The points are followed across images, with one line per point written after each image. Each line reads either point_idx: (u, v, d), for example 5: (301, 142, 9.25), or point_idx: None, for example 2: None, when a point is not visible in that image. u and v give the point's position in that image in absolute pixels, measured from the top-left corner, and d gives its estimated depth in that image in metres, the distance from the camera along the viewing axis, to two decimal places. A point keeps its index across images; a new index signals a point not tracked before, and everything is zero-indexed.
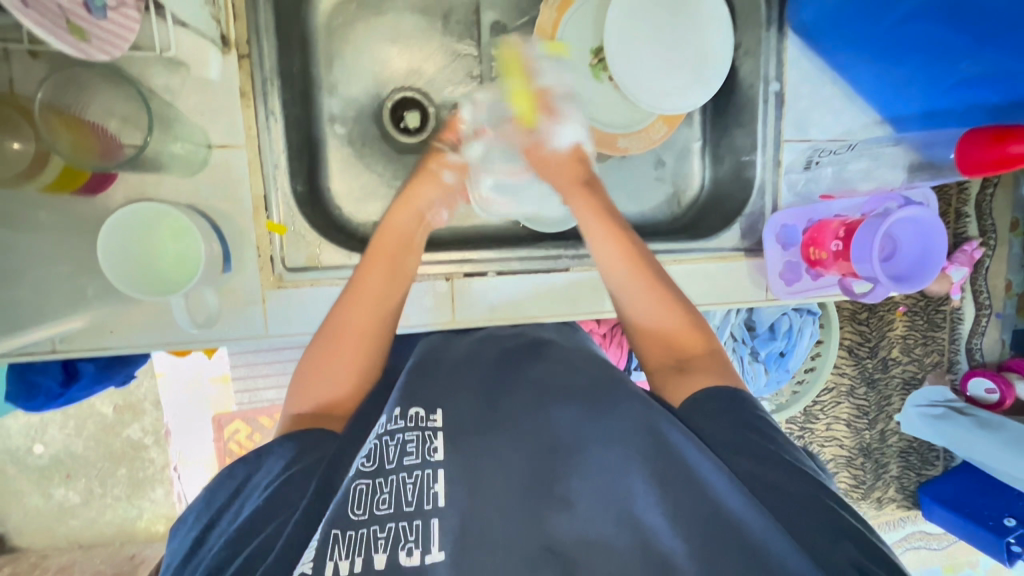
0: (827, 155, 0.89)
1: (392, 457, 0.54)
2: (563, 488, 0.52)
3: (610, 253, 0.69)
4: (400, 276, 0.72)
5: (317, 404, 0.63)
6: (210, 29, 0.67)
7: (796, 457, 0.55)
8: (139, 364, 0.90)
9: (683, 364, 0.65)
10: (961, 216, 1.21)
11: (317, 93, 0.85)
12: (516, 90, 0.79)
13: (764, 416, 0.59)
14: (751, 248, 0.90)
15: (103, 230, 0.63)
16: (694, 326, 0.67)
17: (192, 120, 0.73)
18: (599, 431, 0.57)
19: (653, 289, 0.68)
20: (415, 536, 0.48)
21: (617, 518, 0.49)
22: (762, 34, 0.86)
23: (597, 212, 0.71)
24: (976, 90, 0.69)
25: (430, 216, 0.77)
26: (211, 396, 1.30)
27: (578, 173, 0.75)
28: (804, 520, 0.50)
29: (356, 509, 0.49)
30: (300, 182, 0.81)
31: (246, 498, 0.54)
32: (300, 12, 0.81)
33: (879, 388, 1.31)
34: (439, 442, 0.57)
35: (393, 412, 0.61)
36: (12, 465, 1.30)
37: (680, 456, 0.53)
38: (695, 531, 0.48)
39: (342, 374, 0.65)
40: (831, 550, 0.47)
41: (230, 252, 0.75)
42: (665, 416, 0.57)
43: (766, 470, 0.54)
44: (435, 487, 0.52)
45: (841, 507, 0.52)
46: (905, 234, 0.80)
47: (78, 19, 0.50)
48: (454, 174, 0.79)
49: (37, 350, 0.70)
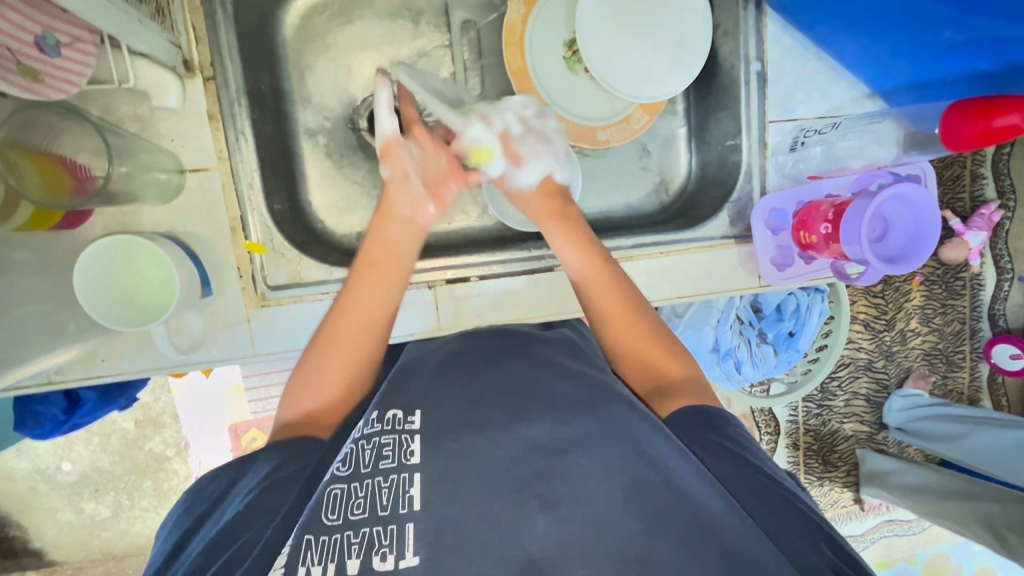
0: (812, 135, 0.86)
1: (367, 461, 0.55)
2: (543, 488, 0.51)
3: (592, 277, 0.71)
4: (386, 291, 0.70)
5: (306, 412, 0.64)
6: (169, 57, 0.68)
7: (753, 452, 0.58)
8: (140, 386, 0.92)
9: (662, 388, 0.66)
10: (977, 178, 1.16)
11: (290, 107, 0.85)
12: (512, 18, 0.85)
13: (740, 431, 0.60)
14: (741, 235, 0.88)
15: (92, 245, 0.65)
16: (674, 356, 0.68)
17: (163, 147, 0.73)
18: (582, 435, 0.56)
19: (625, 322, 0.70)
20: (388, 540, 0.48)
21: (593, 521, 0.48)
22: (740, 13, 0.84)
23: (575, 244, 0.73)
24: (964, 59, 0.64)
25: (414, 215, 0.73)
26: (226, 407, 1.31)
27: (556, 207, 0.76)
28: (777, 515, 0.52)
29: (330, 515, 0.50)
30: (277, 200, 0.81)
31: (229, 502, 0.54)
32: (267, 28, 0.81)
33: (898, 360, 1.27)
34: (416, 445, 0.56)
35: (371, 417, 0.61)
36: (42, 482, 1.34)
37: (656, 461, 0.53)
38: (673, 534, 0.48)
39: (328, 384, 0.66)
40: (813, 554, 0.48)
41: (209, 276, 0.75)
42: (646, 426, 0.57)
43: (742, 471, 0.56)
44: (411, 490, 0.51)
45: (805, 506, 0.54)
46: (895, 213, 0.78)
47: (30, 60, 0.54)
48: (392, 164, 0.74)
49: (33, 382, 0.73)
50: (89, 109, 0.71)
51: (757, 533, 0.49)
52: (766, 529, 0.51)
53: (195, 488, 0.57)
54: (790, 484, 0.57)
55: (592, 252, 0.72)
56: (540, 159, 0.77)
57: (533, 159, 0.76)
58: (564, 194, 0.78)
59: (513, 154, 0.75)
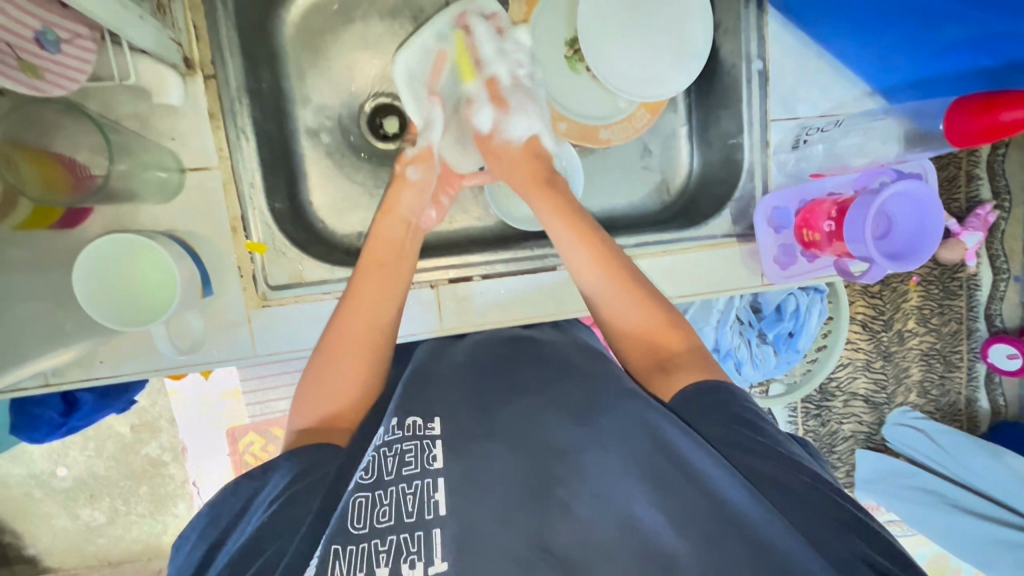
0: (815, 133, 0.86)
1: (390, 468, 0.54)
2: (563, 491, 0.51)
3: (584, 257, 0.70)
4: (394, 285, 0.71)
5: (320, 417, 0.63)
6: (170, 55, 0.68)
7: (780, 443, 0.57)
8: (137, 389, 0.91)
9: (666, 363, 0.66)
10: (973, 179, 1.16)
11: (290, 106, 0.84)
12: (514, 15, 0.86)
13: (754, 410, 0.59)
14: (743, 233, 0.87)
15: (93, 244, 0.65)
16: (675, 326, 0.68)
17: (164, 146, 0.73)
18: (602, 433, 0.57)
19: (627, 309, 0.68)
20: (417, 547, 0.47)
21: (618, 520, 0.48)
22: (742, 12, 0.84)
23: (558, 211, 0.73)
24: (966, 55, 0.66)
25: (418, 220, 0.76)
26: (223, 411, 1.29)
27: (536, 171, 0.77)
28: (806, 505, 0.52)
29: (356, 523, 0.49)
30: (279, 200, 0.80)
31: (250, 516, 0.53)
32: (267, 26, 0.80)
33: (896, 360, 1.27)
34: (438, 450, 0.56)
35: (392, 422, 0.61)
36: (37, 488, 1.32)
37: (680, 454, 0.53)
38: (703, 531, 0.47)
39: (345, 386, 0.65)
40: (844, 546, 0.49)
41: (210, 276, 0.74)
42: (663, 417, 0.58)
43: (771, 465, 0.54)
44: (436, 496, 0.51)
45: (837, 495, 0.53)
46: (899, 210, 0.78)
47: (30, 56, 0.54)
48: (419, 169, 0.79)
49: (30, 384, 0.71)
50: (88, 106, 0.70)
51: (783, 526, 0.49)
52: (800, 527, 0.51)
53: (215, 502, 0.56)
54: (820, 471, 0.56)
55: (583, 231, 0.71)
56: (527, 112, 0.81)
57: (521, 111, 0.80)
58: (547, 157, 0.79)
59: (502, 100, 0.81)
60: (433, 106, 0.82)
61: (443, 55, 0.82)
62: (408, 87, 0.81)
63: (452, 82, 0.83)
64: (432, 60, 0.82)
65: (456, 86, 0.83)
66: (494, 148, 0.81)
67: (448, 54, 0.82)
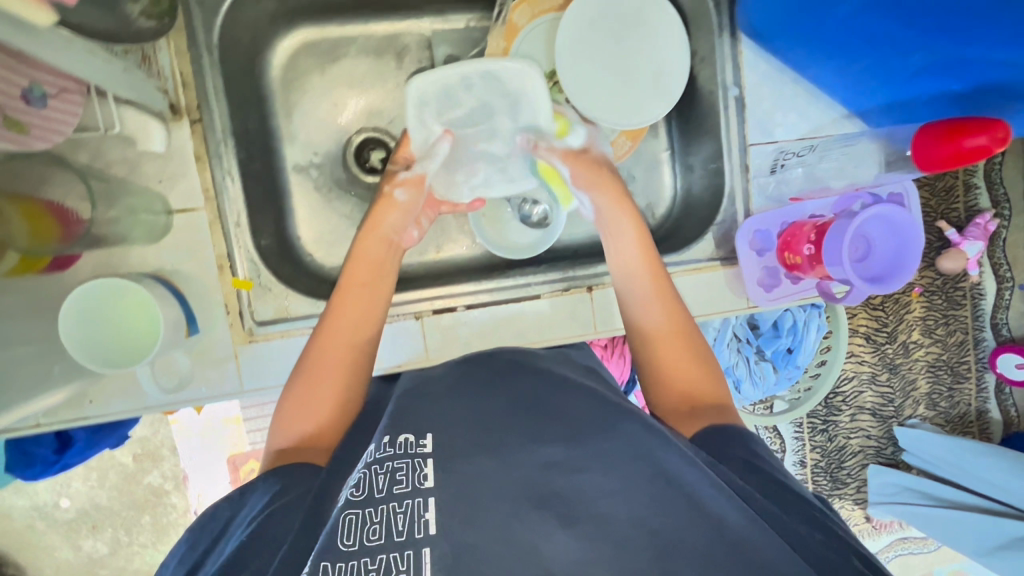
0: (792, 157, 0.87)
1: (381, 486, 0.54)
2: (560, 505, 0.51)
3: (637, 268, 0.76)
4: (373, 304, 0.73)
5: (299, 438, 0.64)
6: (156, 103, 0.71)
7: (777, 470, 0.58)
8: (131, 424, 0.93)
9: (695, 408, 0.66)
10: (971, 188, 1.16)
11: (277, 144, 0.86)
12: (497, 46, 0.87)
13: (759, 447, 0.60)
14: (727, 256, 0.88)
15: (78, 290, 0.66)
16: (705, 372, 0.69)
17: (152, 188, 0.75)
18: (597, 454, 0.56)
19: (659, 334, 0.72)
20: (405, 565, 0.47)
21: (614, 544, 0.48)
22: (716, 40, 0.85)
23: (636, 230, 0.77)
24: (932, 81, 0.67)
25: (396, 238, 0.79)
26: (226, 437, 1.30)
27: (618, 190, 0.79)
28: (804, 526, 0.51)
29: (345, 540, 0.49)
30: (266, 236, 0.82)
31: (231, 536, 0.53)
32: (254, 69, 0.83)
33: (902, 373, 1.25)
34: (429, 469, 0.56)
35: (383, 440, 0.60)
36: (40, 520, 1.33)
37: (674, 476, 0.53)
38: (690, 557, 0.47)
39: (323, 406, 0.66)
40: (846, 566, 0.48)
41: (195, 314, 0.76)
42: (655, 443, 0.57)
43: (770, 488, 0.55)
44: (426, 515, 0.51)
45: (833, 524, 0.53)
46: (876, 233, 0.79)
47: (20, 113, 0.57)
48: (408, 190, 0.79)
49: (22, 426, 0.73)
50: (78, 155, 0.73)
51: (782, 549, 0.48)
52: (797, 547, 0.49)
53: (196, 526, 0.57)
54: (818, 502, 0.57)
55: (649, 246, 0.76)
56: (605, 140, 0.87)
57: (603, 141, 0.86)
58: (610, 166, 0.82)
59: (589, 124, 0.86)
60: (442, 143, 0.78)
61: (457, 97, 0.78)
62: (417, 123, 0.78)
63: (466, 120, 0.79)
64: (450, 98, 0.77)
65: (468, 125, 0.79)
66: (585, 163, 0.80)
67: (465, 89, 0.78)
